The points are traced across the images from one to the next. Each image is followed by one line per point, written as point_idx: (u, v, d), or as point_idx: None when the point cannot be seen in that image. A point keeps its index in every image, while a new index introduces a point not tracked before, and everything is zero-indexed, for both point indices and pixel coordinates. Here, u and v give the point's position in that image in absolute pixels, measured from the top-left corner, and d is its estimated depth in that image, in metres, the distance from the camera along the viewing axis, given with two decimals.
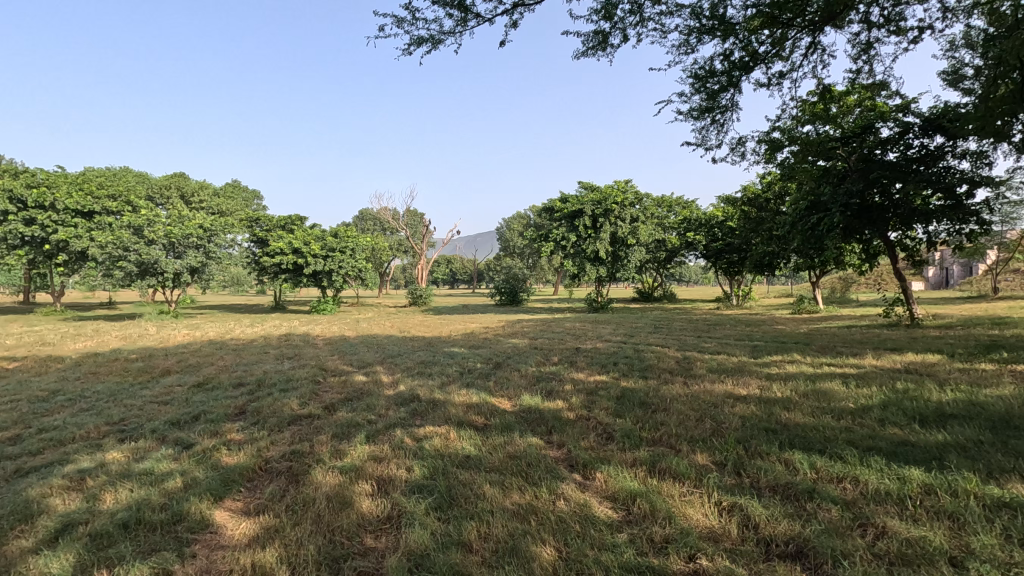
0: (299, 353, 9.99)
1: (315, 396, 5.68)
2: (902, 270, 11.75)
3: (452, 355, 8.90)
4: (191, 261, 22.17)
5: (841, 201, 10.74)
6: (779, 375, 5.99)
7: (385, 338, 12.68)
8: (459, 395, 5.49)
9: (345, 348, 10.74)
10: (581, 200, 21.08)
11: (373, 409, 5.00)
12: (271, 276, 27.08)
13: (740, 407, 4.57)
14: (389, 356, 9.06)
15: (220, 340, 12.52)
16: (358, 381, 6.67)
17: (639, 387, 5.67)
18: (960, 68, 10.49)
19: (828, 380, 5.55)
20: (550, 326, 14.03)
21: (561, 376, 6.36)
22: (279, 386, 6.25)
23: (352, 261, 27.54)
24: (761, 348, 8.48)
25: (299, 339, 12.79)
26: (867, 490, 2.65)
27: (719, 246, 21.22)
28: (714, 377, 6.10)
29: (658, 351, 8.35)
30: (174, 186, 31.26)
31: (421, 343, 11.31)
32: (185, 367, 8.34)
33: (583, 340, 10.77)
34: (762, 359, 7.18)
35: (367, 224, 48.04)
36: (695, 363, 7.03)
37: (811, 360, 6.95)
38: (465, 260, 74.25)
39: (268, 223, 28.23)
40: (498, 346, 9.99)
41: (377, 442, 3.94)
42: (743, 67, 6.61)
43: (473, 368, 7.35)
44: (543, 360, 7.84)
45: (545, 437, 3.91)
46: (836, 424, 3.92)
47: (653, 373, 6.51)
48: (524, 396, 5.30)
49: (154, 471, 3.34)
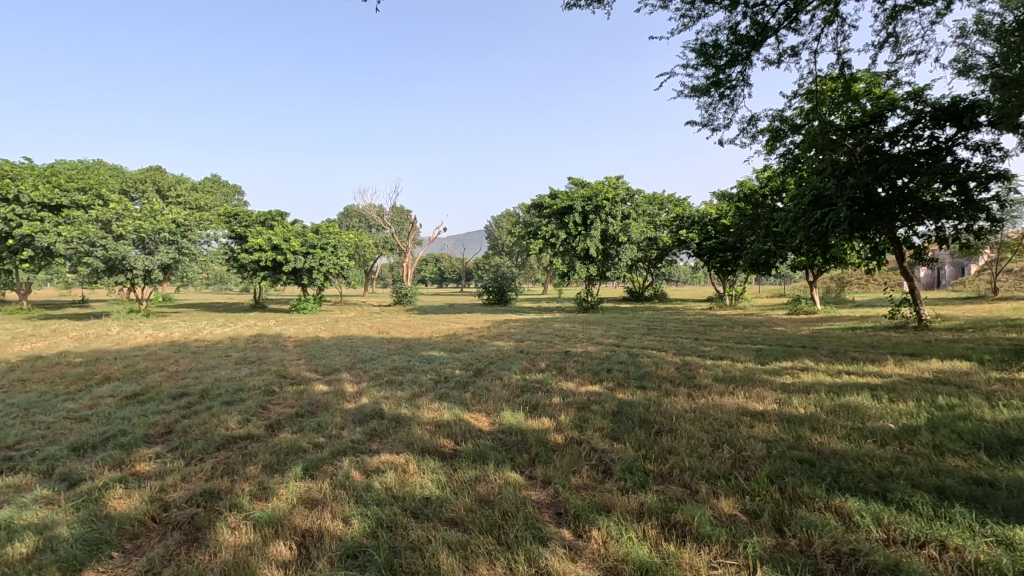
0: (263, 357, 9.13)
1: (261, 412, 4.86)
2: (909, 270, 11.14)
3: (430, 360, 8.10)
4: (163, 258, 21.10)
5: (848, 196, 10.16)
6: (795, 386, 5.25)
7: (361, 339, 11.85)
8: (429, 410, 4.70)
9: (315, 351, 9.92)
10: (571, 196, 20.37)
11: (324, 429, 4.20)
12: (250, 274, 26.05)
13: (759, 428, 3.85)
14: (360, 361, 8.24)
15: (183, 341, 11.63)
16: (318, 391, 5.86)
17: (638, 400, 4.93)
18: (971, 56, 9.86)
19: (854, 393, 4.83)
20: (538, 328, 13.27)
21: (548, 387, 5.60)
22: (223, 397, 5.42)
23: (334, 258, 26.59)
24: (767, 353, 7.76)
25: (269, 340, 11.92)
26: (966, 565, 1.92)
27: (712, 244, 20.57)
28: (722, 388, 5.35)
29: (656, 356, 7.61)
30: (149, 179, 30.11)
31: (398, 345, 10.53)
32: (129, 374, 7.46)
33: (573, 342, 10.03)
34: (771, 367, 6.46)
35: (352, 221, 47.03)
36: (697, 371, 6.30)
37: (826, 367, 6.24)
38: (454, 258, 73.45)
39: (247, 219, 27.22)
40: (481, 349, 9.23)
41: (319, 476, 3.15)
42: (753, 40, 5.89)
43: (450, 375, 6.56)
44: (528, 366, 7.08)
45: (526, 470, 3.15)
46: (884, 453, 3.19)
47: (652, 382, 5.75)
48: (504, 412, 4.53)
49: (7, 524, 2.52)
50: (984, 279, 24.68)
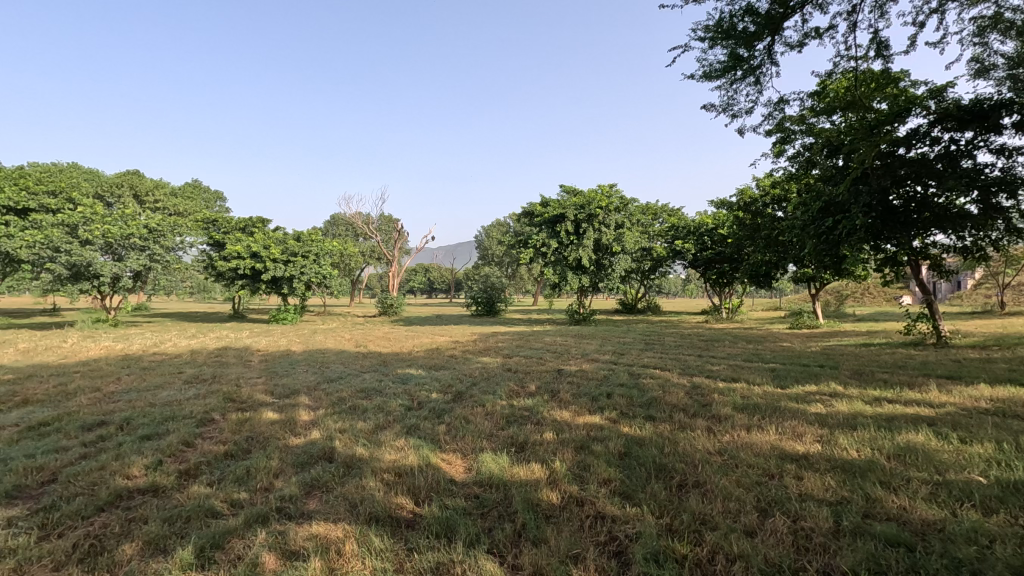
0: (220, 375, 8.13)
1: (184, 450, 3.91)
2: (926, 283, 10.38)
3: (405, 380, 7.15)
4: (133, 265, 20.00)
5: (863, 203, 9.43)
6: (834, 418, 4.38)
7: (334, 354, 10.87)
8: (391, 451, 3.78)
9: (280, 368, 8.93)
10: (563, 204, 19.57)
11: (249, 479, 3.25)
12: (228, 282, 24.91)
13: (812, 482, 2.96)
14: (326, 381, 7.27)
15: (137, 355, 10.56)
16: (265, 420, 4.91)
17: (648, 437, 4.04)
18: (990, 55, 9.19)
19: (910, 429, 3.96)
20: (528, 342, 12.34)
21: (538, 417, 4.71)
22: (143, 429, 4.44)
23: (316, 267, 25.57)
24: (783, 374, 6.92)
25: (234, 354, 10.90)
26: None
27: (709, 255, 19.87)
28: (746, 420, 4.47)
29: (660, 377, 6.71)
30: (126, 184, 28.92)
31: (374, 361, 9.58)
32: (52, 395, 6.40)
33: (566, 359, 9.16)
34: (797, 393, 5.58)
35: (338, 229, 45.88)
36: (712, 397, 5.43)
37: (861, 394, 5.38)
38: (443, 267, 72.34)
39: (227, 226, 26.10)
40: (465, 367, 8.32)
41: (215, 563, 2.22)
42: (778, 17, 5.09)
43: (424, 401, 5.62)
44: (516, 389, 6.15)
45: (510, 555, 2.24)
46: (1001, 529, 2.31)
47: (660, 412, 4.86)
48: (484, 454, 3.63)
49: None
50: (983, 294, 24.17)
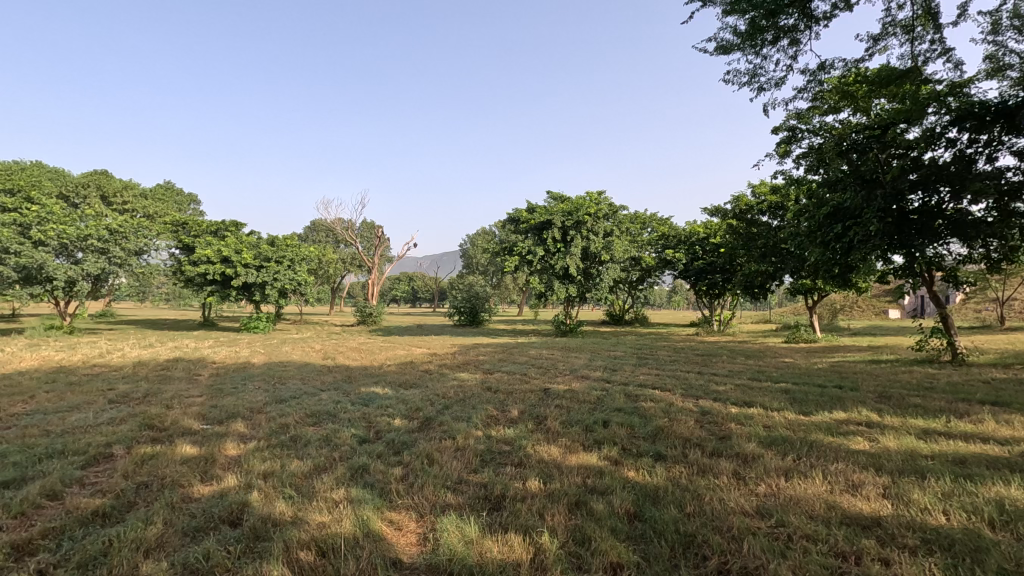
0: (154, 392, 7.01)
1: (39, 509, 2.87)
2: (940, 296, 9.64)
3: (367, 402, 6.11)
4: (90, 269, 18.69)
5: (876, 206, 8.68)
6: (890, 460, 3.50)
7: (297, 368, 9.81)
8: (322, 509, 2.82)
9: (229, 384, 7.82)
10: (550, 211, 18.68)
11: (105, 561, 2.26)
12: (197, 288, 23.55)
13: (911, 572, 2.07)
14: (274, 402, 6.21)
15: (71, 368, 9.36)
16: (177, 457, 3.88)
17: (661, 487, 3.13)
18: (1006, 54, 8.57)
19: (996, 478, 3.07)
20: (512, 356, 11.34)
21: (520, 456, 3.76)
22: (5, 474, 3.39)
23: (291, 273, 24.40)
24: (801, 397, 6.05)
25: (184, 367, 9.76)
26: None
27: (700, 265, 19.15)
28: (781, 461, 3.55)
29: (662, 400, 5.81)
30: (93, 184, 27.46)
31: (339, 376, 8.57)
32: None
33: (553, 375, 8.24)
34: (827, 423, 4.72)
35: (318, 234, 44.52)
36: (729, 427, 4.55)
37: (904, 425, 4.53)
38: (427, 275, 71.19)
39: (196, 228, 24.38)
40: (439, 385, 7.34)
41: None
42: None
43: (384, 430, 4.65)
44: (495, 415, 5.20)
45: None
46: None
47: (671, 448, 3.95)
48: (445, 518, 2.68)
49: None
50: (974, 308, 23.82)
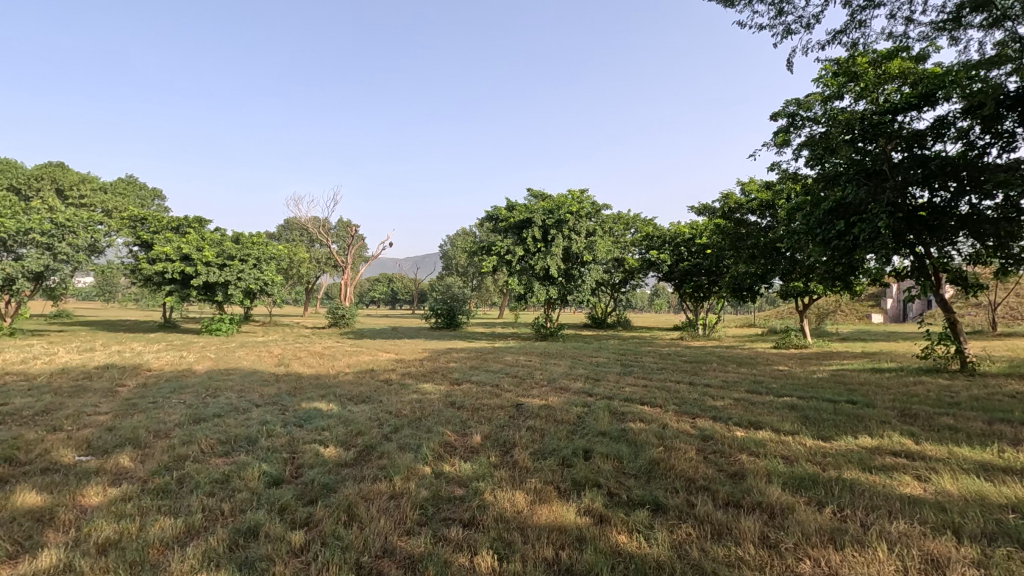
0: (51, 408, 5.88)
1: None
2: (947, 300, 8.92)
3: (303, 422, 5.08)
4: (32, 266, 17.19)
5: (884, 200, 7.92)
6: (966, 516, 2.60)
7: (242, 376, 8.70)
8: None
9: (150, 397, 6.70)
10: (530, 208, 17.77)
11: None
12: (155, 287, 22.10)
13: None
14: (190, 422, 5.15)
15: None
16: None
17: (667, 565, 2.21)
18: None
19: None
20: (485, 363, 10.34)
21: (472, 511, 2.79)
22: None
23: (256, 272, 23.04)
24: (814, 415, 5.19)
25: (111, 376, 8.56)
26: None
27: (686, 266, 18.40)
28: (821, 516, 2.64)
29: (654, 420, 4.91)
30: (47, 176, 25.80)
31: (285, 387, 7.48)
32: None
33: (529, 387, 7.28)
34: (857, 453, 3.84)
35: (292, 233, 43.01)
36: (739, 460, 3.65)
37: (952, 457, 3.68)
38: (407, 277, 69.81)
39: (156, 224, 22.63)
40: (396, 399, 6.32)
41: None
42: None
43: (307, 465, 3.64)
44: (451, 442, 4.22)
45: None
46: None
47: (672, 493, 3.03)
48: None
49: None
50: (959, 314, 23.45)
